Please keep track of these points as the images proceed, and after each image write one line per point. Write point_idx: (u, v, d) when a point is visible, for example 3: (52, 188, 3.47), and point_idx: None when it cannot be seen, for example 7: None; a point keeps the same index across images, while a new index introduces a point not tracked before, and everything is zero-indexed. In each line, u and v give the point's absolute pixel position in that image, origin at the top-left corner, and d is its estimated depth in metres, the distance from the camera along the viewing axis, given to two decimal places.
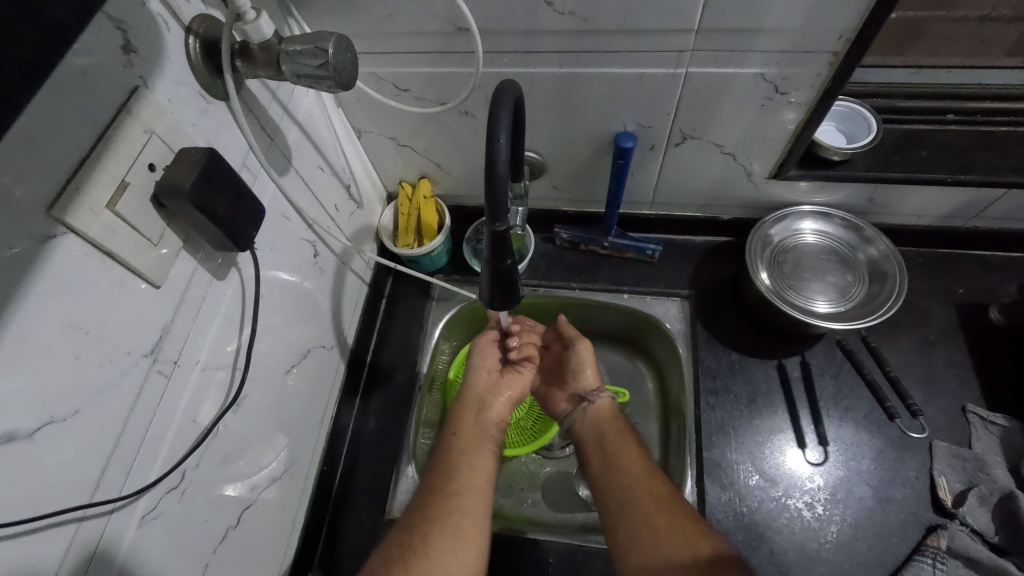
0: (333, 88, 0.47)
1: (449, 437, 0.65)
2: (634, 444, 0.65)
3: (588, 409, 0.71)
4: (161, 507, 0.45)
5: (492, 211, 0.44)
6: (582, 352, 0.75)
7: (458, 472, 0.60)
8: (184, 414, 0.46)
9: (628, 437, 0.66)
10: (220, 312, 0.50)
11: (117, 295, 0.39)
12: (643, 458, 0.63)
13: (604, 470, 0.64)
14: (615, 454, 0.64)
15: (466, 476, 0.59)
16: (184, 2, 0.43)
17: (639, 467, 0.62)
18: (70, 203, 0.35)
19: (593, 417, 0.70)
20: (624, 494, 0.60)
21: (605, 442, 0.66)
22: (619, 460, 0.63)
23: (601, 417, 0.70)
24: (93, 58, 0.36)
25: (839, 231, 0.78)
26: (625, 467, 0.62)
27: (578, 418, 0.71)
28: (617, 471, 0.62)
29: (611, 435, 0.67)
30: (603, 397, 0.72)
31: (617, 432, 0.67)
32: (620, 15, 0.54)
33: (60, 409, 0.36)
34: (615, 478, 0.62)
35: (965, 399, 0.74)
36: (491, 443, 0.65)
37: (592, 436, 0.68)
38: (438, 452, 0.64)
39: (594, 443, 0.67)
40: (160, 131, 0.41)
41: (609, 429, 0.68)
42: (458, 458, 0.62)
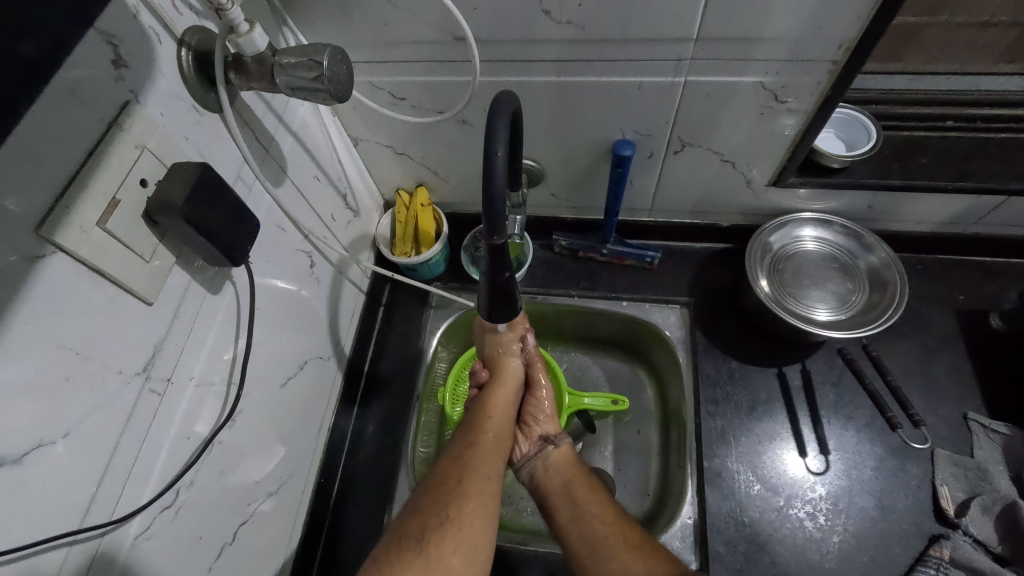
0: (329, 100, 0.47)
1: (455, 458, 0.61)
2: (600, 494, 0.63)
3: (549, 455, 0.69)
4: (155, 527, 0.44)
5: (490, 224, 0.43)
6: (539, 395, 0.73)
7: (475, 464, 0.60)
8: (177, 433, 0.46)
9: (592, 486, 0.64)
10: (214, 326, 0.50)
11: (108, 313, 0.39)
12: (612, 508, 0.61)
13: (572, 523, 0.61)
14: (582, 504, 0.62)
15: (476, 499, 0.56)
16: (175, 14, 0.42)
17: (609, 516, 0.60)
18: (59, 222, 0.34)
19: (556, 466, 0.68)
20: (596, 547, 0.58)
21: (570, 491, 0.64)
22: (587, 508, 0.61)
23: (563, 466, 0.67)
24: (82, 74, 0.35)
25: (839, 238, 0.78)
26: (595, 517, 0.60)
27: (538, 468, 0.69)
28: (585, 523, 0.60)
29: (574, 483, 0.65)
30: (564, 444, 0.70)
31: (581, 480, 0.65)
32: (617, 24, 0.54)
33: (48, 432, 0.35)
34: (586, 531, 0.59)
35: (967, 407, 0.73)
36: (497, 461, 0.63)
37: (555, 485, 0.66)
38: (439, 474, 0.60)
39: (558, 493, 0.65)
40: (151, 146, 0.40)
41: (573, 478, 0.66)
42: (473, 451, 0.62)
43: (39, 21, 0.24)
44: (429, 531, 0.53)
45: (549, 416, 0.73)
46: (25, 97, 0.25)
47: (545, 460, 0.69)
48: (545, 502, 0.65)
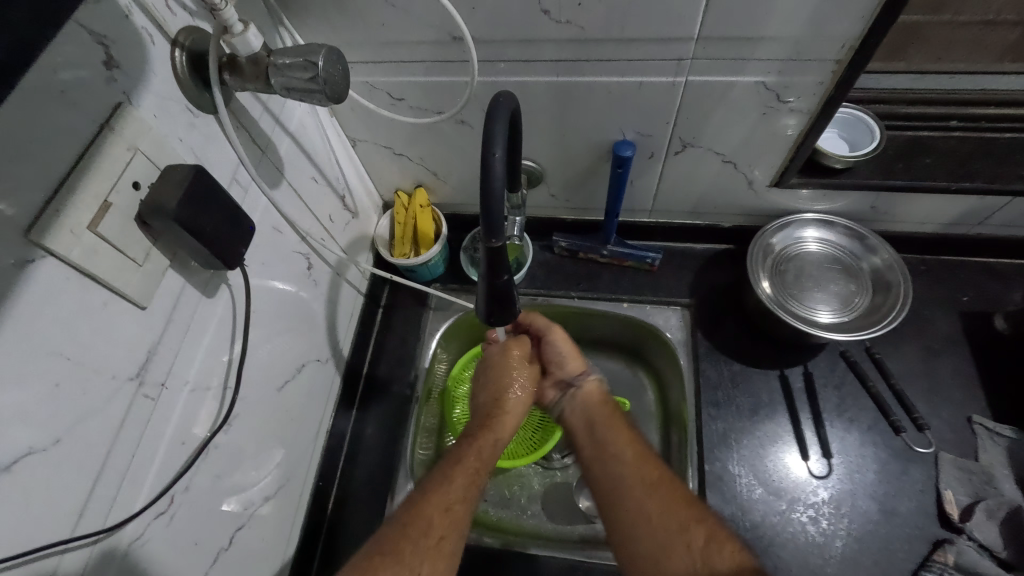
0: (324, 101, 0.46)
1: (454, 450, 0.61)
2: (626, 430, 0.63)
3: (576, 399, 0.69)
4: (149, 533, 0.44)
5: (488, 226, 0.42)
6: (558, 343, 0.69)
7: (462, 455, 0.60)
8: (172, 438, 0.45)
9: (619, 423, 0.64)
10: (209, 330, 0.49)
11: (100, 318, 0.38)
12: (637, 444, 0.61)
13: (596, 458, 0.62)
14: (607, 441, 0.62)
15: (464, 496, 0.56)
16: (169, 15, 0.42)
17: (631, 453, 0.60)
18: (48, 226, 0.34)
19: (582, 408, 0.67)
20: (618, 484, 0.58)
21: (595, 429, 0.65)
22: (617, 443, 0.61)
23: (589, 405, 0.67)
24: (73, 76, 0.35)
25: (842, 239, 0.77)
26: (619, 455, 0.60)
27: (567, 408, 0.69)
28: (609, 460, 0.61)
29: (600, 423, 0.65)
30: (590, 383, 0.69)
31: (607, 419, 0.65)
32: (617, 24, 0.53)
33: (39, 439, 0.35)
34: (608, 467, 0.60)
35: (971, 410, 0.72)
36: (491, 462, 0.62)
37: (581, 424, 0.67)
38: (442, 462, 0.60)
39: (584, 431, 0.66)
40: (144, 148, 0.40)
41: (599, 416, 0.66)
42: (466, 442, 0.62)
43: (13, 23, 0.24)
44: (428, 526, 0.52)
45: (567, 360, 0.70)
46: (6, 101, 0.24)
47: (572, 402, 0.69)
48: (574, 441, 0.67)
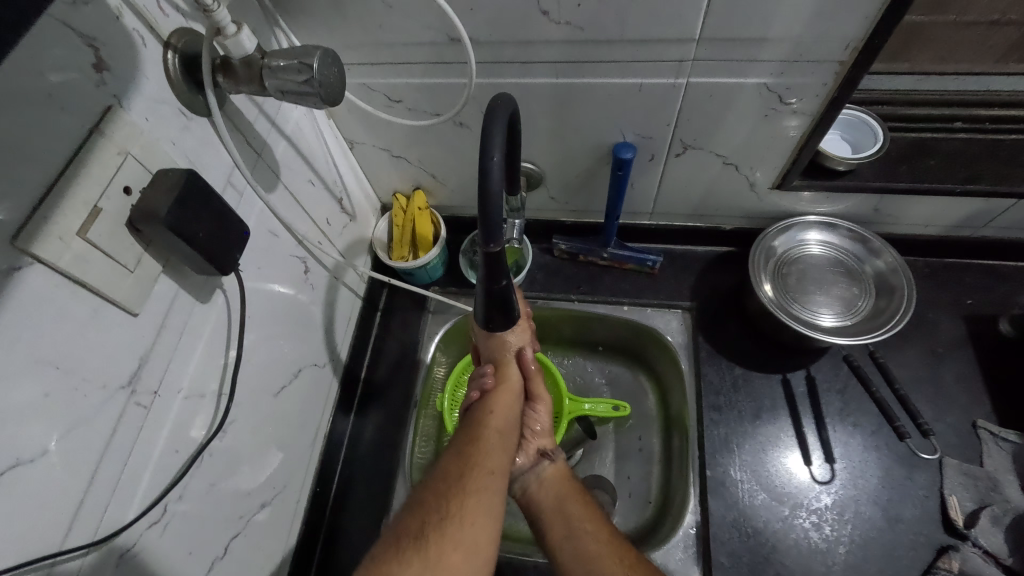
0: (319, 104, 0.45)
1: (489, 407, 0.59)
2: (596, 512, 0.59)
3: (544, 471, 0.63)
4: (142, 543, 0.43)
5: (486, 230, 0.42)
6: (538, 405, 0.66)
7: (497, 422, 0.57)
8: (165, 446, 0.44)
9: (587, 503, 0.60)
10: (203, 335, 0.48)
11: (91, 325, 0.37)
12: (607, 529, 0.57)
13: (566, 544, 0.56)
14: (577, 522, 0.57)
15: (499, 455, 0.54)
16: (161, 16, 0.41)
17: (604, 535, 0.56)
18: (36, 232, 0.33)
19: (550, 477, 0.62)
20: (593, 572, 0.53)
21: (564, 509, 0.59)
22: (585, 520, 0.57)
23: (557, 482, 0.62)
24: (62, 78, 0.34)
25: (845, 243, 0.76)
26: (593, 539, 0.55)
27: (530, 483, 0.63)
28: (580, 544, 0.55)
29: (569, 502, 0.59)
30: (558, 462, 0.64)
31: (577, 500, 0.60)
32: (618, 25, 0.52)
33: (27, 450, 0.34)
34: (579, 553, 0.55)
35: (976, 415, 0.72)
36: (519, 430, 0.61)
37: (550, 503, 0.60)
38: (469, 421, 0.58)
39: (550, 511, 0.59)
40: (136, 152, 0.39)
41: (568, 494, 0.61)
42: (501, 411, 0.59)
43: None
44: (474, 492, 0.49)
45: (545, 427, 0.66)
46: None
47: (539, 476, 0.63)
48: (541, 525, 0.59)
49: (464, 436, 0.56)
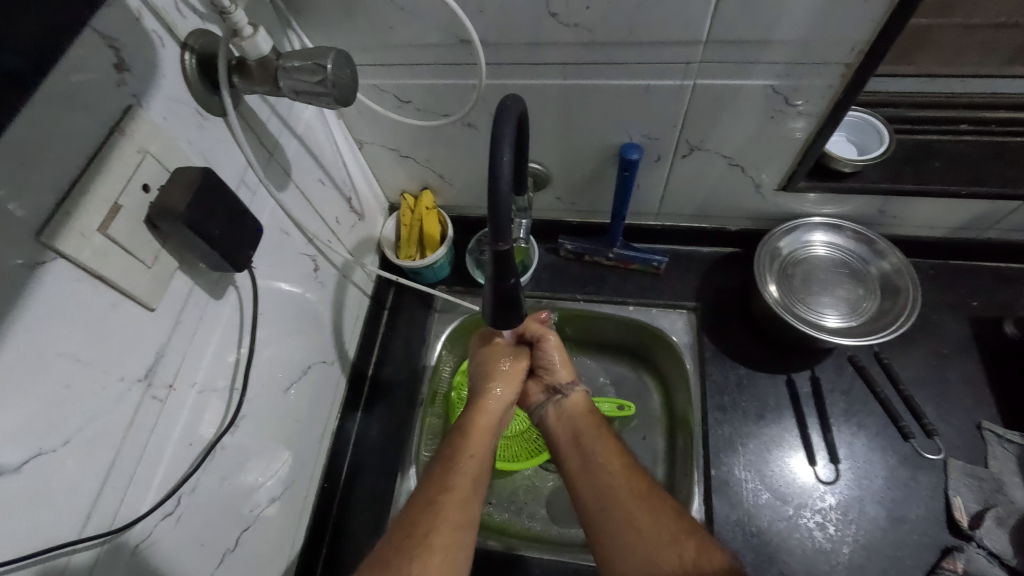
0: (332, 104, 0.46)
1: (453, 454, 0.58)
2: (611, 441, 0.61)
3: (562, 405, 0.66)
4: (156, 535, 0.44)
5: (496, 229, 0.42)
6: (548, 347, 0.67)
7: (472, 451, 0.58)
8: (179, 439, 0.45)
9: (603, 432, 0.62)
10: (217, 330, 0.49)
11: (110, 319, 0.38)
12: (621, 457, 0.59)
13: (581, 471, 0.59)
14: (591, 453, 0.59)
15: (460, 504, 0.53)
16: (179, 18, 0.42)
17: (617, 465, 0.57)
18: (59, 228, 0.34)
19: (567, 416, 0.65)
20: (603, 499, 0.55)
21: (581, 439, 0.62)
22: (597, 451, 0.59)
23: (574, 415, 0.65)
24: (85, 78, 0.35)
25: (851, 244, 0.76)
26: (604, 467, 0.57)
27: (550, 416, 0.66)
28: (594, 472, 0.58)
29: (585, 430, 0.62)
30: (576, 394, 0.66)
31: (594, 429, 0.62)
32: (626, 28, 0.53)
33: (49, 440, 0.35)
34: (592, 478, 0.57)
35: (980, 416, 0.72)
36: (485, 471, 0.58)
37: (566, 436, 0.63)
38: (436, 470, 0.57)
39: (567, 440, 0.63)
40: (154, 151, 0.40)
41: (585, 425, 0.63)
42: (474, 437, 0.60)
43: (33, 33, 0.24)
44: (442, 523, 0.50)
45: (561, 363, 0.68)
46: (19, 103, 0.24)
47: (557, 408, 0.66)
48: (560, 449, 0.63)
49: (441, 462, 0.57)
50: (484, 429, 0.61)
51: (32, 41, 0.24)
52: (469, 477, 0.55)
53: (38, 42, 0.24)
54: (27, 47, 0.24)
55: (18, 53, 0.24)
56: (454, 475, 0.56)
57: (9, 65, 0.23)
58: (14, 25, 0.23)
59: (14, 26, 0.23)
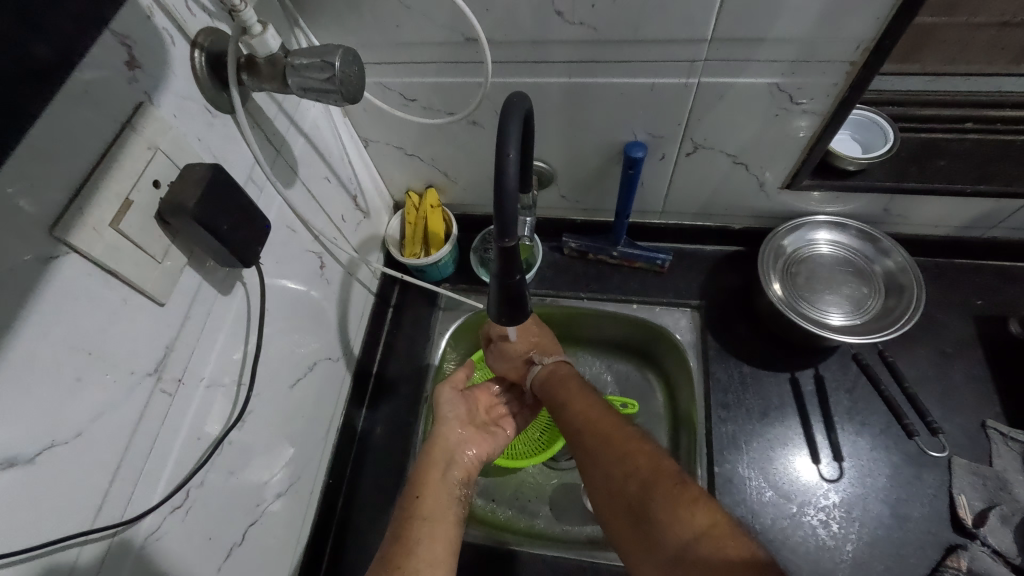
0: (339, 101, 0.47)
1: (410, 498, 0.59)
2: (591, 399, 0.62)
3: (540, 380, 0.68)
4: (164, 528, 0.44)
5: (502, 227, 0.42)
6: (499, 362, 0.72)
7: (430, 502, 0.58)
8: (188, 433, 0.46)
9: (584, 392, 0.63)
10: (225, 326, 0.50)
11: (121, 313, 0.39)
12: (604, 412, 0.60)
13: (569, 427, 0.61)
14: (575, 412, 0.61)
15: (426, 546, 0.53)
16: (189, 16, 0.43)
17: (581, 409, 0.61)
18: (72, 223, 0.34)
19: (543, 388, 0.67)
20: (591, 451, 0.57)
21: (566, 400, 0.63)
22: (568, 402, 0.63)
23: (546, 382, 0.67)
24: (98, 75, 0.36)
25: (855, 242, 0.76)
26: (576, 420, 0.60)
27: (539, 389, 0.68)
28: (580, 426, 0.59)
29: (567, 390, 0.64)
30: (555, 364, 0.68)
31: (563, 385, 0.65)
32: (632, 27, 0.53)
33: (61, 432, 0.35)
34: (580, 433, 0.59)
35: (985, 415, 0.72)
36: (452, 510, 0.59)
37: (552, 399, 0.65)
38: (397, 516, 0.58)
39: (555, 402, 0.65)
40: (164, 147, 0.40)
41: (570, 387, 0.65)
42: (431, 486, 0.60)
43: (55, 30, 0.25)
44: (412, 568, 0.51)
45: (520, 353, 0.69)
46: (41, 97, 0.25)
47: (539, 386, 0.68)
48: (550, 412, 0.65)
49: (402, 516, 0.57)
50: (440, 477, 0.62)
51: (53, 35, 0.25)
52: (431, 532, 0.55)
53: (58, 35, 0.25)
54: (48, 40, 0.24)
55: (41, 46, 0.24)
56: (418, 522, 0.56)
57: (32, 59, 0.24)
58: (36, 18, 0.23)
59: (36, 19, 0.23)
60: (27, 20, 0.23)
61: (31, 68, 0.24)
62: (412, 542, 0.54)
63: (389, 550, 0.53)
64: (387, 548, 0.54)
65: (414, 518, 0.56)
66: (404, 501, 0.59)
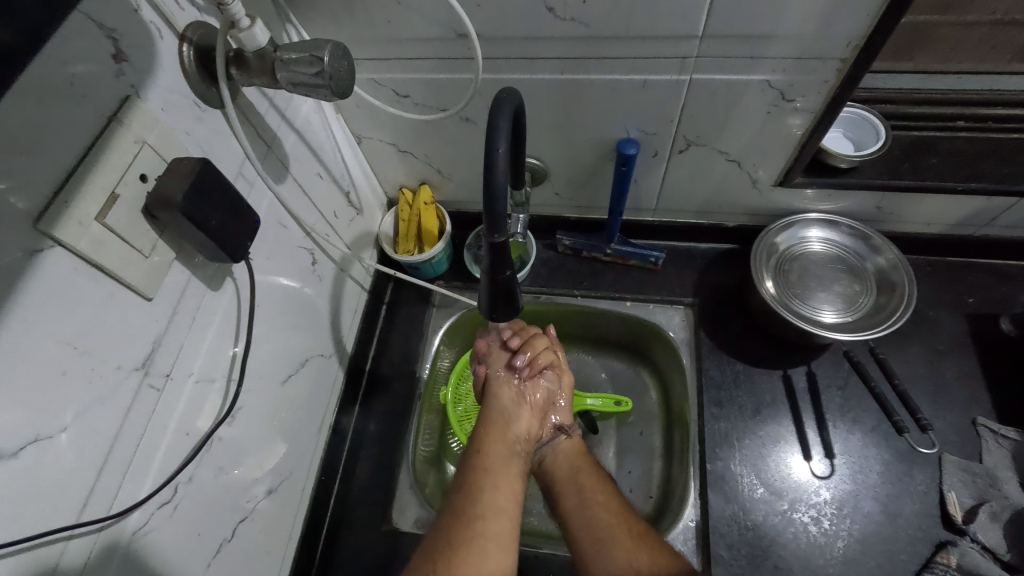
0: (330, 96, 0.46)
1: (474, 449, 0.63)
2: (605, 481, 0.64)
3: (561, 444, 0.69)
4: (152, 523, 0.44)
5: (492, 224, 0.43)
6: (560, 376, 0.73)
7: (491, 456, 0.62)
8: (176, 429, 0.46)
9: (599, 475, 0.65)
10: (215, 321, 0.50)
11: (107, 308, 0.39)
12: (616, 499, 0.62)
13: (577, 510, 0.62)
14: (590, 492, 0.62)
15: (492, 497, 0.57)
16: (177, 10, 0.42)
17: (603, 489, 0.63)
18: (57, 216, 0.34)
19: (566, 452, 0.68)
20: (598, 537, 0.58)
21: (578, 478, 0.64)
22: (588, 472, 0.65)
23: (573, 453, 0.68)
24: (85, 68, 0.35)
25: (846, 239, 0.77)
26: (592, 489, 0.63)
27: (548, 456, 0.69)
28: (590, 511, 0.61)
29: (582, 466, 0.66)
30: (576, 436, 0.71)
31: (589, 466, 0.66)
32: (623, 22, 0.53)
33: (45, 427, 0.35)
34: (587, 520, 0.60)
35: (976, 412, 0.72)
36: (515, 461, 0.63)
37: (564, 470, 0.66)
38: (462, 466, 0.62)
39: (564, 478, 0.65)
40: (152, 141, 0.40)
41: (582, 464, 0.66)
42: (494, 440, 0.64)
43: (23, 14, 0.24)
44: (472, 531, 0.54)
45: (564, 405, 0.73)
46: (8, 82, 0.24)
47: (556, 448, 0.69)
48: (548, 481, 0.67)
49: (467, 466, 0.61)
50: (500, 428, 0.65)
51: (21, 17, 0.24)
52: (495, 483, 0.59)
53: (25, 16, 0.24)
54: (14, 22, 0.23)
55: (8, 28, 0.23)
56: (486, 483, 0.59)
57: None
58: (4, 3, 0.22)
59: (4, 2, 0.23)
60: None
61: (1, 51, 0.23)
62: (478, 493, 0.58)
63: (444, 523, 0.56)
64: (443, 521, 0.56)
65: (477, 474, 0.60)
66: (468, 451, 0.63)
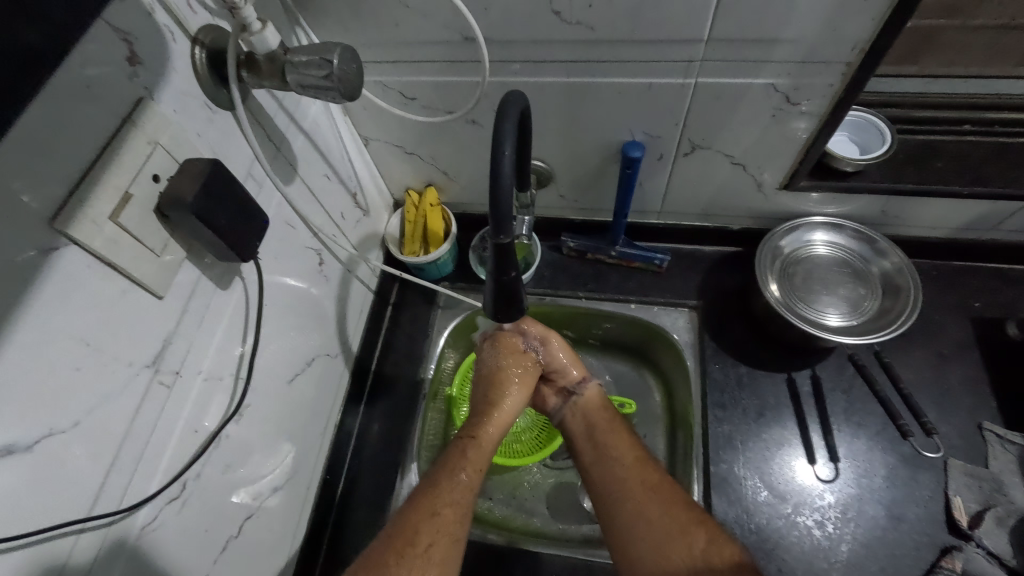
0: (337, 99, 0.47)
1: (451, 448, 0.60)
2: (622, 437, 0.64)
3: (575, 404, 0.69)
4: (160, 518, 0.45)
5: (497, 225, 0.43)
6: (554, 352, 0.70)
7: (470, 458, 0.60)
8: (185, 426, 0.46)
9: (616, 427, 0.65)
10: (224, 320, 0.50)
11: (120, 306, 0.39)
12: (632, 450, 0.62)
13: (594, 465, 0.62)
14: (605, 447, 0.63)
15: (457, 492, 0.55)
16: (190, 13, 0.43)
17: (620, 442, 0.63)
18: (73, 215, 0.35)
19: (581, 412, 0.68)
20: (616, 490, 0.59)
21: (596, 435, 0.65)
22: (605, 428, 0.65)
23: (592, 409, 0.68)
24: (100, 69, 0.36)
25: (852, 243, 0.77)
26: (609, 445, 0.63)
27: (567, 415, 0.70)
28: (607, 466, 0.61)
29: (598, 425, 0.66)
30: (591, 389, 0.70)
31: (606, 422, 0.66)
32: (628, 26, 0.53)
33: (59, 422, 0.36)
34: (607, 473, 0.61)
35: (981, 417, 0.72)
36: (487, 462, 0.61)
37: (581, 429, 0.67)
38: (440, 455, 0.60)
39: (583, 436, 0.66)
40: (165, 142, 0.41)
41: (600, 422, 0.66)
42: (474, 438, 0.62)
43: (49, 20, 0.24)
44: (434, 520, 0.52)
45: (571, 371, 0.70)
46: (34, 86, 0.24)
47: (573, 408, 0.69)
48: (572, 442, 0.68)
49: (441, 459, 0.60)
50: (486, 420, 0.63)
51: (44, 20, 0.24)
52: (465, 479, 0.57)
53: (50, 23, 0.25)
54: (38, 26, 0.24)
55: (34, 33, 0.24)
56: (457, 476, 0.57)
57: (21, 45, 0.23)
58: (27, 6, 0.23)
59: (31, 7, 0.23)
60: (15, 11, 0.23)
61: (25, 56, 0.24)
62: (445, 486, 0.56)
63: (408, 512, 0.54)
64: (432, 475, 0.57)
65: (447, 465, 0.58)
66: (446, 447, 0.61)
